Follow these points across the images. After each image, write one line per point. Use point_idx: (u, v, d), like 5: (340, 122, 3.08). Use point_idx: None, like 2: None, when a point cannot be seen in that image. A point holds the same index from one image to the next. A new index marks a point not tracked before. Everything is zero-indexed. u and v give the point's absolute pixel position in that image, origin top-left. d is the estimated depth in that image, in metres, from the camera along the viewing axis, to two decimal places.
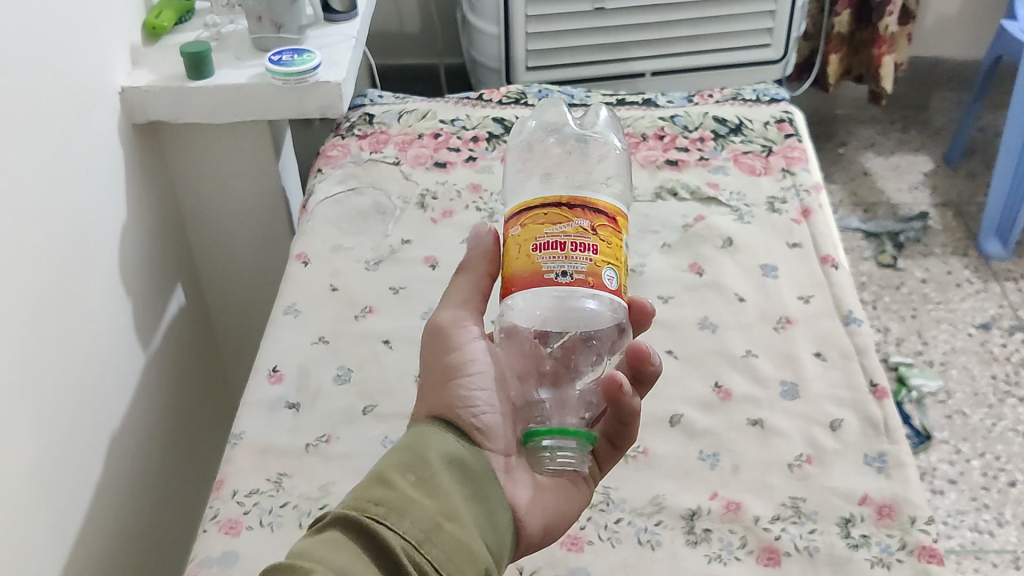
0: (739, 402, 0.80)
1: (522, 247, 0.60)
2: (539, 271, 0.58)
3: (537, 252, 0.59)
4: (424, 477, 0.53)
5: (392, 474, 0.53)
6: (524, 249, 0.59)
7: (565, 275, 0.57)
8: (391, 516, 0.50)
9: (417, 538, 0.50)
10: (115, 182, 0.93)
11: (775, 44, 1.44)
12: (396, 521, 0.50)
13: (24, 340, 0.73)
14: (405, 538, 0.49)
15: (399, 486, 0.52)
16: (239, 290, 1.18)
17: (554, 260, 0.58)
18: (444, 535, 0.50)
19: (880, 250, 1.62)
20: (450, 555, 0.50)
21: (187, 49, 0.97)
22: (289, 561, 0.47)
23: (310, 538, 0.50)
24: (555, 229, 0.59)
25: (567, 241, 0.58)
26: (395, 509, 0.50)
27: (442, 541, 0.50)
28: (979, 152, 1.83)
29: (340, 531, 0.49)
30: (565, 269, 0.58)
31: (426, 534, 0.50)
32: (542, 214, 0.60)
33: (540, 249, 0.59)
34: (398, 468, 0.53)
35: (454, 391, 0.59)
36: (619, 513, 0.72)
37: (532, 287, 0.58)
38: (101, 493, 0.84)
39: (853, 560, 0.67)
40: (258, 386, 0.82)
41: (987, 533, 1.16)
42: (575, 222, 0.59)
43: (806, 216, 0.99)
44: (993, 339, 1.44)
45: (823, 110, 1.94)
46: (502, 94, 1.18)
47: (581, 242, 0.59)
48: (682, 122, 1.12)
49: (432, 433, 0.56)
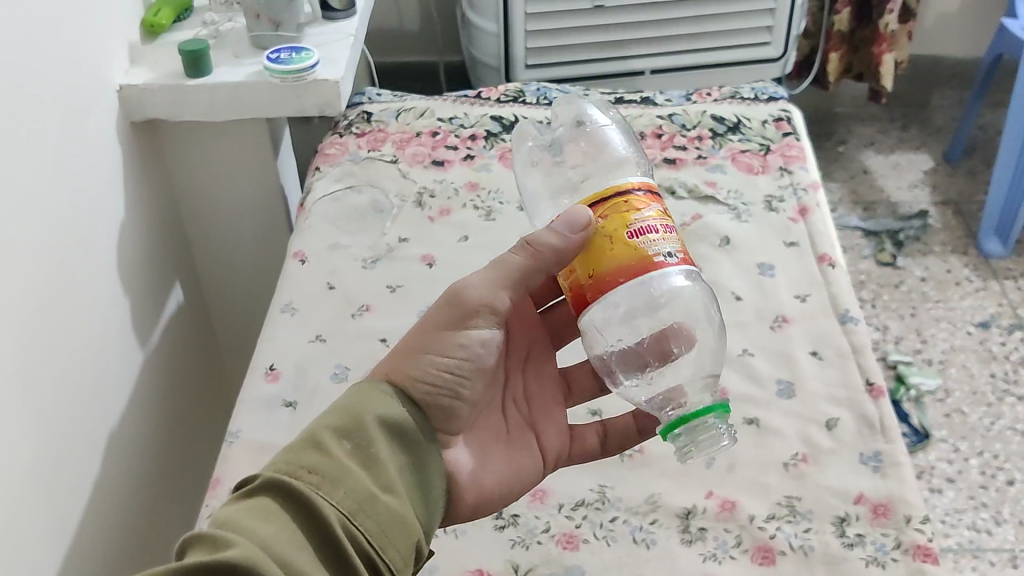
0: (735, 401, 0.80)
1: (613, 236, 0.56)
2: (647, 255, 0.55)
3: (634, 237, 0.56)
4: (361, 445, 0.53)
5: (326, 440, 0.52)
6: (617, 239, 0.56)
7: (671, 256, 0.55)
8: (323, 486, 0.50)
9: (350, 509, 0.50)
10: (114, 182, 0.93)
11: (774, 43, 1.44)
12: (328, 491, 0.50)
13: (22, 341, 0.73)
14: (338, 509, 0.49)
15: (334, 454, 0.52)
16: (235, 288, 1.18)
17: (655, 242, 0.56)
18: (378, 506, 0.51)
19: (879, 248, 1.61)
20: (383, 527, 0.50)
21: (185, 48, 0.97)
22: (212, 532, 0.47)
23: (236, 504, 0.49)
24: (642, 214, 0.57)
25: (658, 225, 0.57)
26: (329, 478, 0.50)
27: (376, 512, 0.50)
28: (980, 151, 1.83)
29: (270, 499, 0.49)
30: (669, 251, 0.55)
31: (360, 505, 0.50)
32: (623, 202, 0.57)
33: (638, 235, 0.56)
34: (335, 434, 0.53)
35: (417, 362, 0.57)
36: (614, 512, 0.72)
37: (647, 272, 0.55)
38: (99, 488, 0.85)
39: (848, 560, 0.67)
40: (255, 384, 0.82)
41: (984, 532, 1.16)
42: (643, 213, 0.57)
43: (803, 215, 0.99)
44: (992, 338, 1.44)
45: (823, 108, 1.93)
46: (500, 93, 1.18)
47: (669, 225, 0.57)
48: (680, 121, 1.12)
49: (374, 395, 0.56)
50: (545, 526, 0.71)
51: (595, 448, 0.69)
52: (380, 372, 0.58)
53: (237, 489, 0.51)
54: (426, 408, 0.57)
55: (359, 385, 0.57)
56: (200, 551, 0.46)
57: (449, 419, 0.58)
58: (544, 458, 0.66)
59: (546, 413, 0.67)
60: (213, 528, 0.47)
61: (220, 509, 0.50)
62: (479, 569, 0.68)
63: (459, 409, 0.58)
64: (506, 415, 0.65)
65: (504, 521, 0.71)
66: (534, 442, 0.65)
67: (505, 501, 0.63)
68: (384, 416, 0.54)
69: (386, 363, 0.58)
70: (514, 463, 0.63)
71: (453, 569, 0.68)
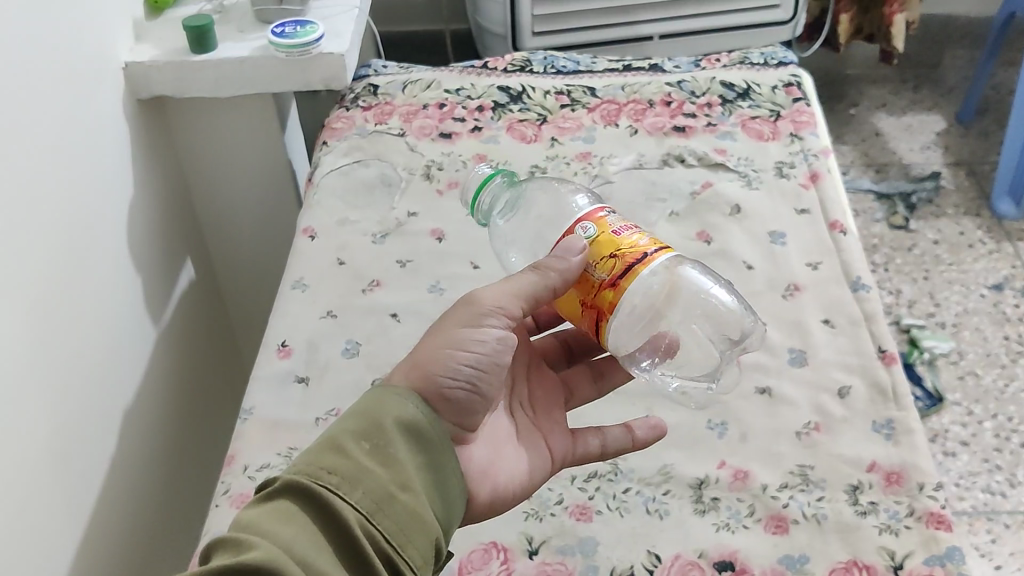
0: (747, 370, 0.80)
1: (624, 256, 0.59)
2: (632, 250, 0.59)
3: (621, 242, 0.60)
4: (379, 444, 0.52)
5: (346, 441, 0.52)
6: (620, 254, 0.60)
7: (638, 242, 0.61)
8: (344, 486, 0.50)
9: (369, 509, 0.50)
10: (121, 163, 0.93)
11: (784, 5, 1.41)
12: (348, 492, 0.50)
13: (35, 322, 0.73)
14: (358, 509, 0.50)
15: (353, 455, 0.52)
16: (249, 266, 1.19)
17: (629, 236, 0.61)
18: (397, 506, 0.51)
19: (891, 212, 1.60)
20: (402, 527, 0.50)
21: (188, 24, 0.96)
22: (235, 536, 0.47)
23: (257, 507, 0.50)
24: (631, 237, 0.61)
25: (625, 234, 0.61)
26: (349, 479, 0.50)
27: (395, 512, 0.51)
28: (993, 110, 1.80)
29: (292, 503, 0.49)
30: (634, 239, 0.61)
31: (379, 505, 0.50)
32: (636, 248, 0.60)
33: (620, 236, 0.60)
34: (354, 434, 0.53)
35: (440, 358, 0.57)
36: (627, 484, 0.72)
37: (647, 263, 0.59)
38: (116, 461, 0.86)
39: (861, 528, 0.68)
40: (267, 361, 0.82)
41: (999, 495, 1.17)
42: (645, 246, 0.60)
43: (815, 181, 0.98)
44: (1005, 300, 1.43)
45: (834, 70, 1.91)
46: (507, 62, 1.16)
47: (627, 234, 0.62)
48: (689, 88, 1.11)
49: (387, 396, 0.55)
50: (558, 498, 0.71)
51: (595, 454, 0.67)
52: (396, 377, 0.58)
53: (258, 491, 0.51)
54: (442, 406, 0.56)
55: (377, 389, 0.56)
56: (226, 553, 0.46)
57: (460, 413, 0.57)
58: (552, 458, 0.65)
59: (548, 413, 0.68)
60: (237, 531, 0.48)
61: (243, 510, 0.50)
62: (493, 542, 0.68)
63: (474, 407, 0.58)
64: (513, 416, 0.66)
65: None
66: (542, 441, 0.65)
67: (520, 496, 0.63)
68: (402, 419, 0.54)
69: (399, 372, 0.58)
70: (527, 458, 0.64)
71: (468, 542, 0.69)
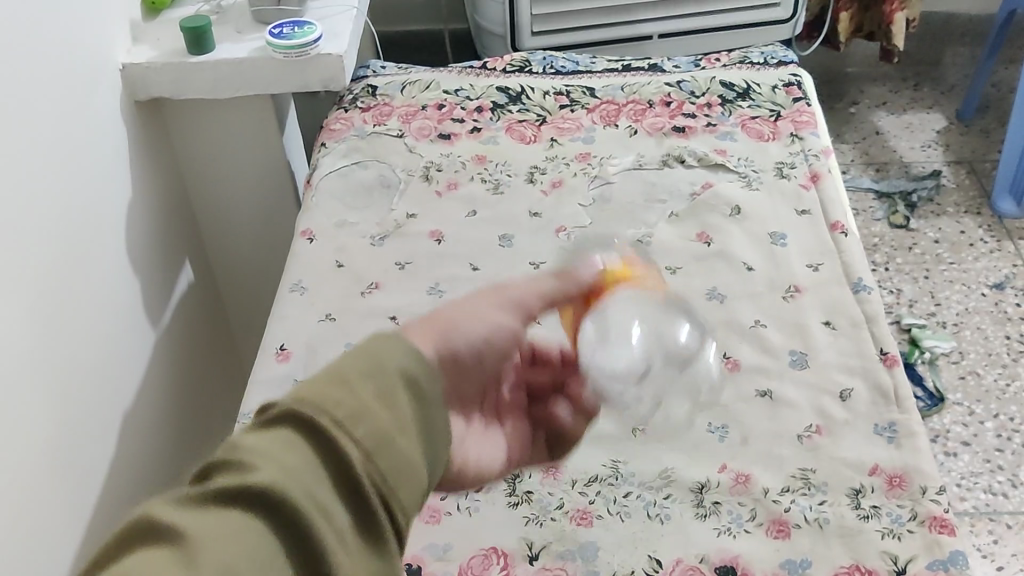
0: (748, 373, 0.80)
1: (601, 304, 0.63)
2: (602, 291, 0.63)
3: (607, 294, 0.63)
4: (389, 388, 0.39)
5: (350, 375, 0.38)
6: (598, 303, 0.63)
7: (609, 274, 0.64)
8: (345, 422, 0.37)
9: (372, 446, 0.37)
10: (119, 165, 0.92)
11: (784, 4, 1.41)
12: (350, 427, 0.37)
13: (32, 327, 0.73)
14: (359, 450, 0.36)
15: (363, 386, 0.38)
16: (247, 268, 1.18)
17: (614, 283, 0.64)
18: (401, 449, 0.38)
19: (891, 211, 1.60)
20: (400, 471, 0.37)
21: (186, 25, 0.96)
22: (228, 461, 0.35)
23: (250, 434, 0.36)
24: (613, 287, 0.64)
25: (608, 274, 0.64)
26: (353, 412, 0.37)
27: (401, 449, 0.38)
28: (994, 108, 1.80)
29: (292, 434, 0.36)
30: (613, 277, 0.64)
31: (388, 446, 0.37)
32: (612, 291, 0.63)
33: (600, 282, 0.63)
34: (357, 371, 0.39)
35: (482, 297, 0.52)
36: (628, 487, 0.72)
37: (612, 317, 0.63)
38: (115, 465, 0.85)
39: (864, 532, 0.67)
40: (266, 364, 0.82)
41: (1000, 495, 1.16)
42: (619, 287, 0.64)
43: (815, 181, 0.97)
44: (1007, 299, 1.43)
45: (834, 69, 1.90)
46: (506, 63, 1.16)
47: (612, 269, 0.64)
48: (688, 88, 1.10)
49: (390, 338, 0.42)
50: (559, 503, 0.71)
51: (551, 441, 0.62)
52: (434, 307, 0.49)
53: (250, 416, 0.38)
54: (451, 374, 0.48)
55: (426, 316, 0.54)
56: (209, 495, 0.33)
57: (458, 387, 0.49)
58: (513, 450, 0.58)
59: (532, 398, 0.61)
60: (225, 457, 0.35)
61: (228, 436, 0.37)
62: (493, 548, 0.68)
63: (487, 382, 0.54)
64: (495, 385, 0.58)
65: (518, 498, 0.72)
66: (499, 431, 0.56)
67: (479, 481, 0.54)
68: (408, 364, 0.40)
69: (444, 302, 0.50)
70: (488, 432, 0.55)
71: (467, 547, 0.68)
